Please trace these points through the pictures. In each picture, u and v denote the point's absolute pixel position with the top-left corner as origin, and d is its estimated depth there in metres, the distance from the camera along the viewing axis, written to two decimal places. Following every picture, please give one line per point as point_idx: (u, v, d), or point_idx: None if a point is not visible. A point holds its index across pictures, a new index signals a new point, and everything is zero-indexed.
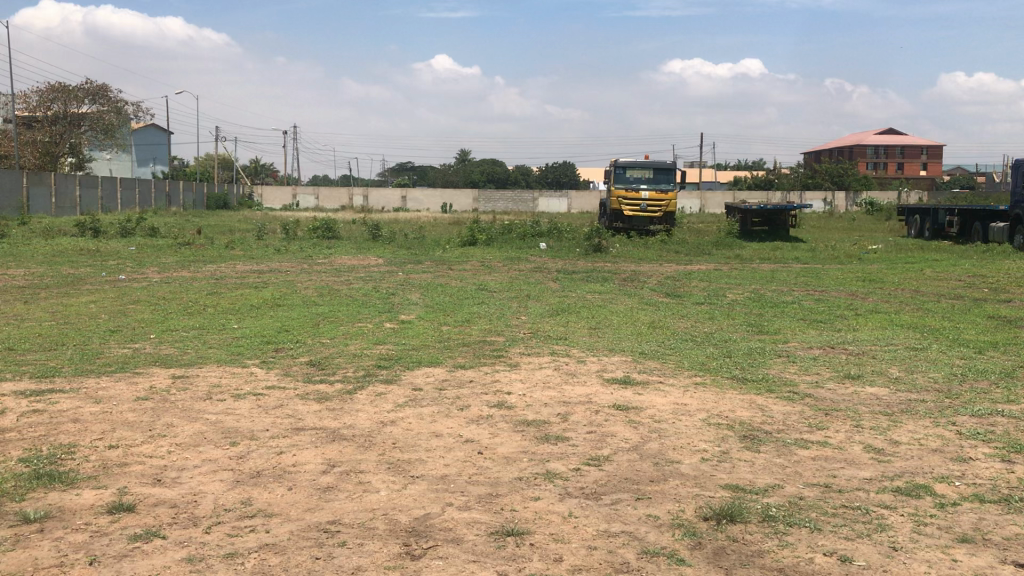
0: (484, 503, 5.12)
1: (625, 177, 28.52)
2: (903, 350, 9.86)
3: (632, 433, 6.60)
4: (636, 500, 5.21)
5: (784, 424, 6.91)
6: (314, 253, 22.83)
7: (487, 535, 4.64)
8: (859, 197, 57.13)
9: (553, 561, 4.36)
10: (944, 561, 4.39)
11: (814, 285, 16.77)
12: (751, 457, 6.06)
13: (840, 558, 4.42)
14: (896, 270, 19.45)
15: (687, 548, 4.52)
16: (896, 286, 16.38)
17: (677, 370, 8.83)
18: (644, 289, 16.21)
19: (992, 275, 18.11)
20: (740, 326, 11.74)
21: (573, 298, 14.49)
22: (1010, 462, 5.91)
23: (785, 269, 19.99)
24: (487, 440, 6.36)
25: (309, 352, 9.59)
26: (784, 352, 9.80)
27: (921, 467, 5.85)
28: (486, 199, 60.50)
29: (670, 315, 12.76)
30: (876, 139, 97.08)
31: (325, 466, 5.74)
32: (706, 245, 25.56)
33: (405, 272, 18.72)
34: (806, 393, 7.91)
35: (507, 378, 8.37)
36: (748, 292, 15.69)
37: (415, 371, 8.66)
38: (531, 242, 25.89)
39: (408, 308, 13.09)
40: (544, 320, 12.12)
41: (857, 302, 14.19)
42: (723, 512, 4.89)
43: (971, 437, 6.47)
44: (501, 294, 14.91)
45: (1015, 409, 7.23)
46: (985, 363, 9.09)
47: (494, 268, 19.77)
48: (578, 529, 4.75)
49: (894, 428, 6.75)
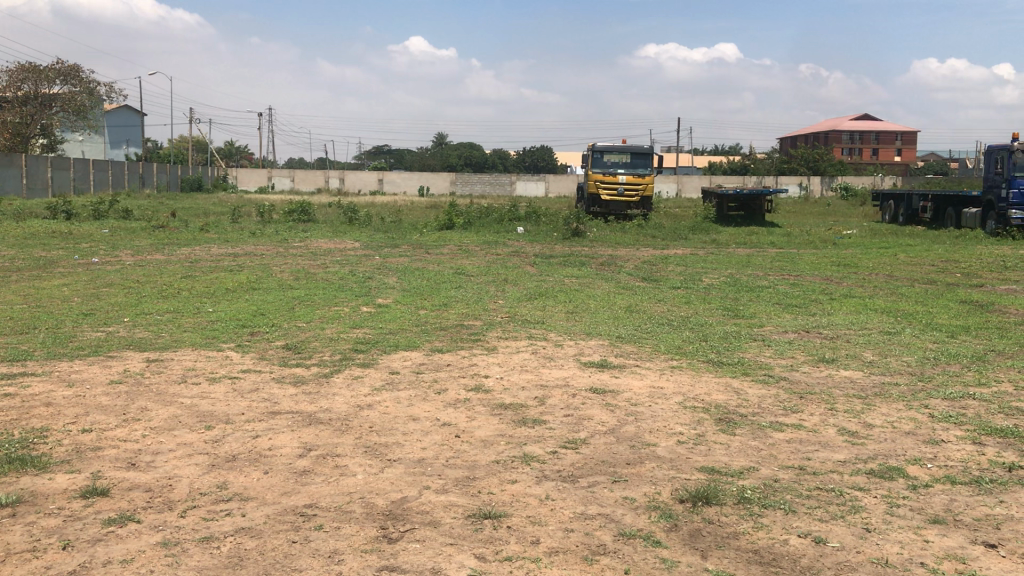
0: (461, 485, 5.12)
1: (602, 162, 28.47)
2: (877, 334, 9.95)
3: (609, 416, 6.62)
4: (612, 482, 5.24)
5: (759, 407, 6.97)
6: (288, 236, 22.71)
7: (464, 519, 4.63)
8: (835, 183, 57.48)
9: (530, 544, 4.37)
10: (916, 542, 4.44)
11: (789, 270, 16.78)
12: (726, 440, 6.09)
13: (814, 539, 4.46)
14: (869, 255, 19.60)
15: (663, 530, 4.55)
16: (871, 271, 16.54)
17: (653, 354, 8.86)
18: (620, 274, 16.19)
19: (965, 260, 18.32)
20: (716, 309, 11.85)
21: (549, 283, 14.48)
22: (981, 444, 5.99)
23: (761, 254, 20.10)
24: (464, 424, 6.36)
25: (285, 335, 9.57)
26: (759, 336, 9.84)
27: (895, 450, 5.92)
28: (464, 182, 60.54)
29: (647, 300, 12.76)
30: (851, 125, 97.82)
31: (302, 450, 5.72)
32: (683, 229, 25.67)
33: (382, 257, 18.56)
34: (781, 375, 7.99)
35: (485, 361, 8.39)
36: (724, 277, 15.71)
37: (391, 355, 8.62)
38: (509, 225, 25.85)
39: (385, 291, 13.06)
40: (521, 304, 12.09)
41: (830, 287, 14.27)
42: (698, 494, 4.92)
43: (943, 420, 6.54)
44: (479, 279, 14.87)
45: (987, 392, 7.33)
46: (957, 347, 9.20)
47: (471, 252, 19.84)
48: (556, 512, 4.76)
49: (868, 411, 6.81)
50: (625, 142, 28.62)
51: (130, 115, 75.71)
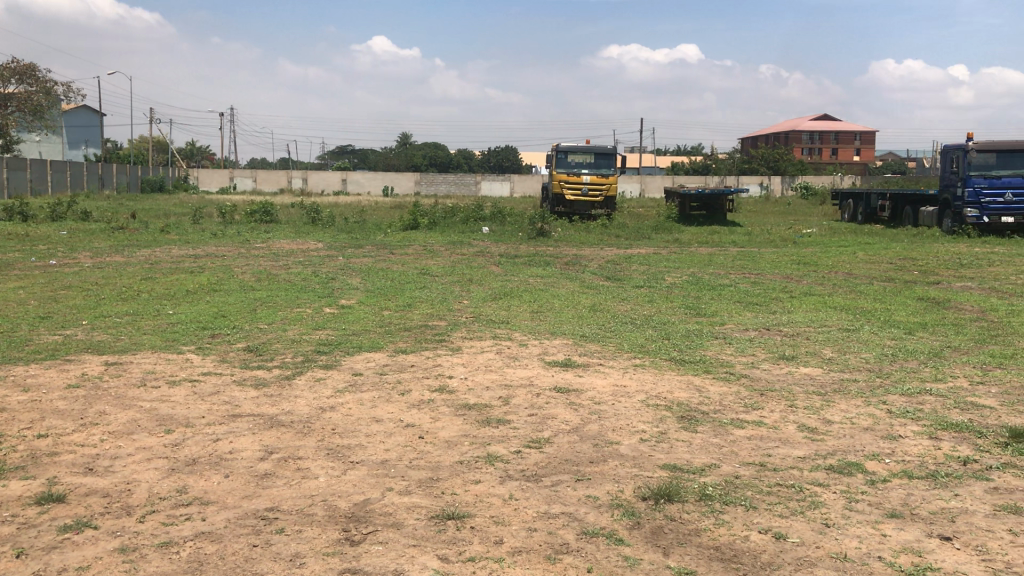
0: (424, 487, 5.11)
1: (566, 162, 28.53)
2: (837, 331, 10.08)
3: (573, 415, 6.64)
4: (576, 481, 5.25)
5: (721, 404, 7.03)
6: (251, 237, 22.51)
7: (427, 520, 4.63)
8: (795, 182, 58.13)
9: (493, 544, 4.37)
10: (874, 536, 4.51)
11: (751, 269, 16.94)
12: (688, 437, 6.14)
13: (774, 535, 4.51)
14: (829, 253, 19.82)
15: (626, 528, 4.58)
16: (830, 270, 16.74)
17: (616, 353, 8.90)
18: (584, 273, 16.23)
19: (922, 258, 18.62)
20: (678, 308, 11.93)
21: (514, 283, 14.47)
22: (937, 439, 6.10)
23: (723, 253, 20.24)
24: (428, 425, 6.34)
25: (246, 337, 9.48)
26: (721, 335, 9.93)
27: (853, 445, 6.00)
28: (428, 182, 60.39)
29: (611, 299, 12.81)
30: (812, 125, 98.99)
31: (263, 453, 5.67)
32: (646, 229, 25.79)
33: (345, 257, 18.44)
34: (742, 373, 8.06)
35: (449, 362, 8.37)
36: (687, 276, 15.82)
37: (354, 356, 8.57)
38: (473, 225, 25.81)
39: (348, 292, 12.99)
40: (485, 304, 12.07)
41: (790, 285, 14.41)
42: (660, 492, 4.96)
43: (901, 416, 6.65)
44: (443, 279, 14.82)
45: (942, 388, 7.47)
46: (914, 343, 9.34)
47: (436, 252, 19.76)
48: (519, 511, 4.77)
49: (827, 408, 6.90)
50: (588, 142, 28.70)
51: (88, 115, 74.56)
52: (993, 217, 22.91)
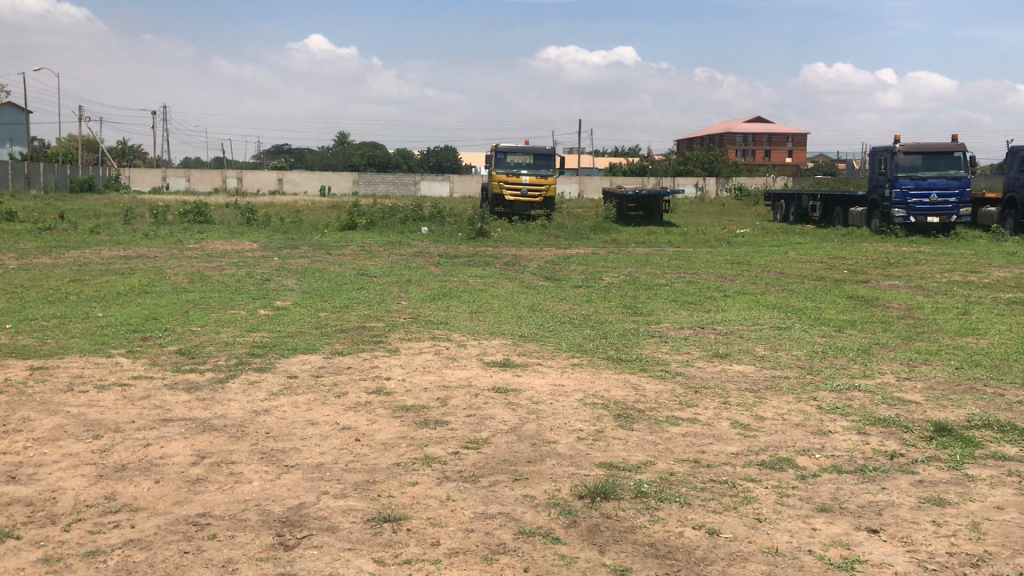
0: (360, 490, 5.07)
1: (505, 162, 28.55)
2: (769, 329, 10.28)
3: (511, 415, 6.65)
4: (513, 481, 5.26)
5: (656, 402, 7.11)
6: (184, 238, 22.10)
7: (362, 523, 4.59)
8: (730, 183, 59.09)
9: (429, 546, 4.35)
10: (805, 530, 4.60)
11: (686, 268, 17.17)
12: (625, 435, 6.19)
13: (708, 531, 4.58)
14: (763, 253, 20.17)
15: (562, 527, 4.60)
16: (763, 269, 17.05)
17: (554, 352, 8.94)
18: (523, 273, 16.27)
19: (851, 257, 19.07)
20: (616, 308, 12.03)
21: (453, 283, 14.44)
22: (865, 434, 6.25)
23: (660, 253, 20.46)
24: (365, 427, 6.29)
25: (179, 340, 9.29)
26: (657, 333, 10.04)
27: (784, 441, 6.12)
28: (367, 182, 59.96)
29: (549, 299, 12.87)
30: (745, 127, 100.74)
31: (195, 458, 5.56)
32: (585, 229, 25.95)
33: (281, 258, 18.18)
34: (677, 371, 8.16)
35: (386, 363, 8.31)
36: (624, 276, 15.97)
37: (290, 358, 8.46)
38: (412, 225, 25.68)
39: (284, 294, 12.82)
40: (424, 305, 12.02)
41: (725, 284, 14.64)
42: (597, 490, 4.99)
43: (831, 411, 6.80)
44: (381, 280, 14.71)
45: (870, 383, 7.66)
46: (843, 341, 9.57)
47: (374, 253, 19.60)
48: (456, 512, 4.76)
49: (760, 404, 7.02)
50: (527, 143, 28.77)
51: (14, 112, 72.36)
52: (920, 217, 23.57)
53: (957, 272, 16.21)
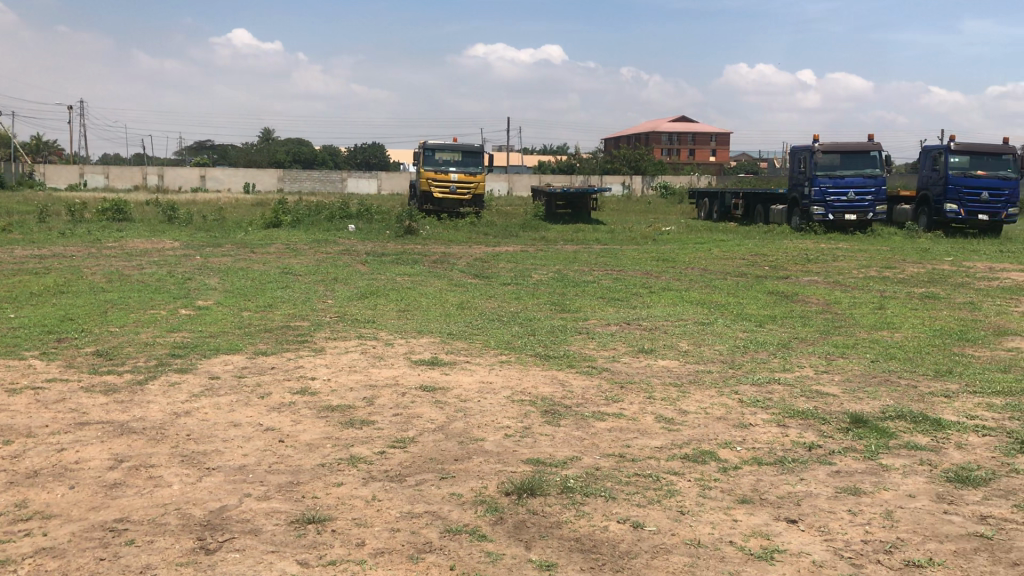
0: (284, 491, 5.00)
1: (434, 159, 28.43)
2: (693, 325, 10.46)
3: (438, 413, 6.64)
4: (439, 479, 5.25)
5: (583, 397, 7.18)
6: (102, 236, 21.49)
7: (286, 525, 4.52)
8: (655, 181, 59.91)
9: (354, 546, 4.32)
10: (726, 521, 4.70)
11: (613, 265, 17.35)
12: (551, 431, 6.23)
13: (632, 525, 4.64)
14: (687, 250, 20.49)
15: (488, 524, 4.61)
16: (688, 265, 17.33)
17: (482, 350, 8.95)
18: (452, 271, 16.25)
19: (772, 253, 19.50)
20: (544, 304, 12.10)
21: (380, 281, 14.34)
22: (784, 426, 6.40)
23: (587, 250, 20.64)
24: (289, 428, 6.20)
25: (96, 341, 9.03)
26: (584, 330, 10.14)
27: (707, 434, 6.23)
28: (292, 179, 59.18)
29: (477, 296, 12.89)
30: (671, 126, 102.23)
31: (112, 462, 5.42)
32: (513, 227, 26.03)
33: (203, 257, 17.81)
34: (604, 366, 8.25)
35: (312, 363, 8.22)
36: (551, 273, 16.07)
37: (212, 359, 8.30)
38: (339, 223, 25.42)
39: (207, 293, 12.57)
40: (350, 303, 11.90)
41: (650, 281, 14.85)
42: (523, 486, 5.02)
43: (752, 404, 6.95)
44: (307, 278, 14.53)
45: (790, 376, 7.86)
46: (765, 335, 9.78)
47: (299, 251, 19.35)
48: (381, 512, 4.73)
49: (684, 398, 7.14)
50: (455, 140, 28.69)
51: None
52: (838, 215, 24.24)
53: (873, 268, 16.72)
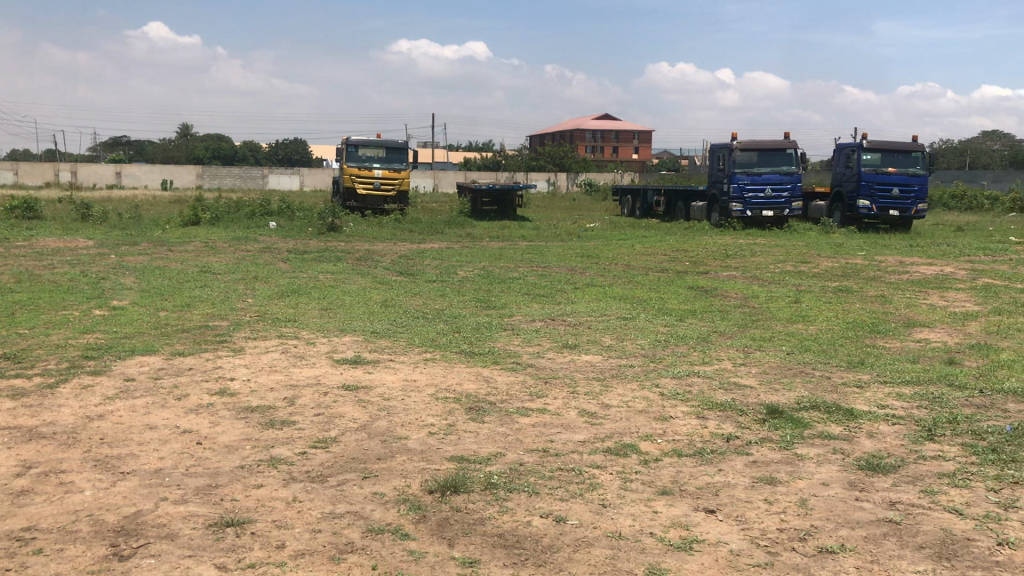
0: (202, 494, 4.91)
1: (357, 155, 28.15)
2: (616, 320, 10.59)
3: (361, 413, 6.58)
4: (362, 479, 5.21)
5: (507, 393, 7.20)
6: (11, 235, 20.72)
7: (203, 529, 4.44)
8: (580, 178, 60.38)
9: (275, 548, 4.26)
10: (647, 513, 4.77)
11: (538, 262, 17.44)
12: (475, 428, 6.24)
13: (555, 519, 4.67)
14: (611, 246, 20.71)
15: (411, 523, 4.59)
16: (612, 261, 17.52)
17: (406, 348, 8.91)
18: (376, 268, 16.13)
19: (693, 249, 19.84)
20: (469, 301, 12.09)
21: (302, 280, 14.16)
22: (704, 418, 6.53)
23: (512, 247, 20.69)
24: (207, 430, 6.08)
25: (3, 344, 8.71)
26: (509, 326, 10.17)
27: (629, 427, 6.31)
28: (212, 175, 57.96)
29: (402, 294, 12.82)
30: (595, 124, 103.16)
31: (20, 469, 5.23)
32: (438, 224, 25.95)
33: (118, 256, 17.30)
34: (528, 362, 8.30)
35: (231, 363, 8.07)
36: (477, 270, 16.07)
37: (127, 361, 8.08)
38: (260, 220, 25.00)
39: (122, 293, 12.23)
40: (271, 302, 11.72)
41: (574, 277, 14.97)
42: (446, 484, 5.01)
43: (672, 397, 7.07)
44: (227, 277, 14.25)
45: (709, 369, 8.02)
46: (686, 329, 9.96)
47: (219, 249, 18.96)
48: (302, 513, 4.68)
49: (607, 393, 7.23)
50: (379, 136, 28.46)
51: None
52: (756, 211, 24.78)
53: (789, 262, 17.15)
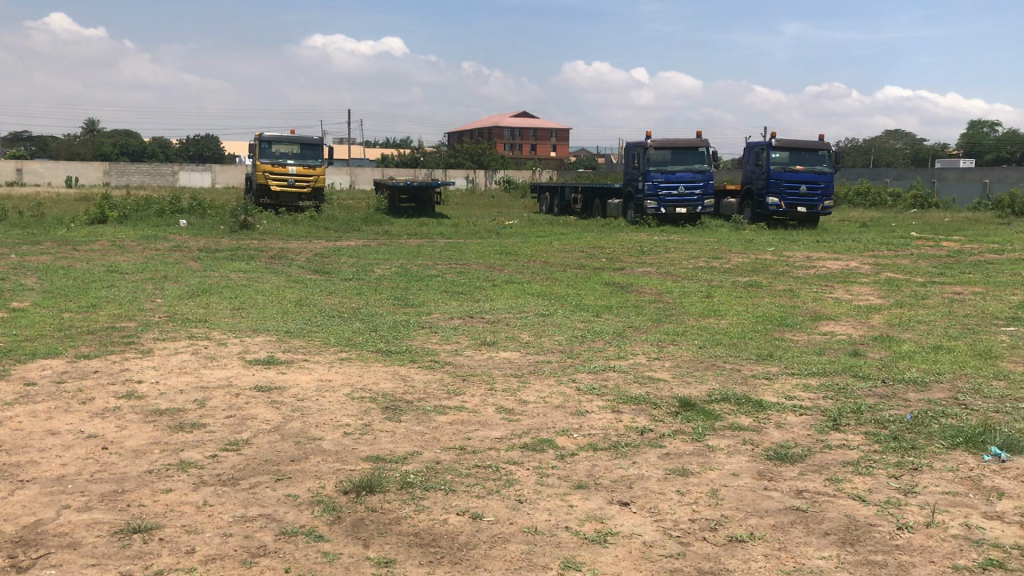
0: (107, 501, 4.76)
1: (270, 152, 27.64)
2: (534, 316, 10.64)
3: (274, 414, 6.47)
4: (275, 481, 5.12)
5: (424, 391, 7.17)
6: None
7: (108, 536, 4.31)
8: (498, 176, 60.48)
9: (183, 554, 4.16)
10: (562, 508, 4.81)
11: (456, 259, 17.41)
12: (391, 427, 6.19)
13: (471, 516, 4.67)
14: (529, 243, 20.80)
15: (325, 524, 4.53)
16: (529, 258, 17.61)
17: (321, 347, 8.79)
18: (291, 267, 15.87)
19: (609, 246, 20.08)
20: (386, 299, 12.00)
21: (214, 279, 13.84)
22: (619, 412, 6.61)
23: (430, 244, 20.59)
24: (113, 434, 5.90)
25: None
26: (427, 324, 10.13)
27: (545, 423, 6.35)
28: (119, 172, 56.21)
29: (317, 292, 12.65)
30: (513, 121, 103.48)
31: None
32: (355, 221, 25.68)
33: (18, 256, 16.63)
34: (445, 360, 8.28)
35: (139, 365, 7.84)
36: (395, 268, 15.95)
37: (27, 364, 7.78)
38: (170, 218, 24.36)
39: (22, 294, 11.76)
40: (182, 302, 11.43)
41: (493, 274, 15.00)
42: (362, 484, 4.97)
43: (588, 392, 7.14)
44: (135, 276, 13.85)
45: (624, 364, 8.13)
46: (602, 325, 10.07)
47: (126, 248, 18.40)
48: (212, 517, 4.57)
49: (524, 389, 7.26)
50: (293, 132, 28.02)
51: None
52: (670, 208, 25.18)
53: (702, 258, 17.50)
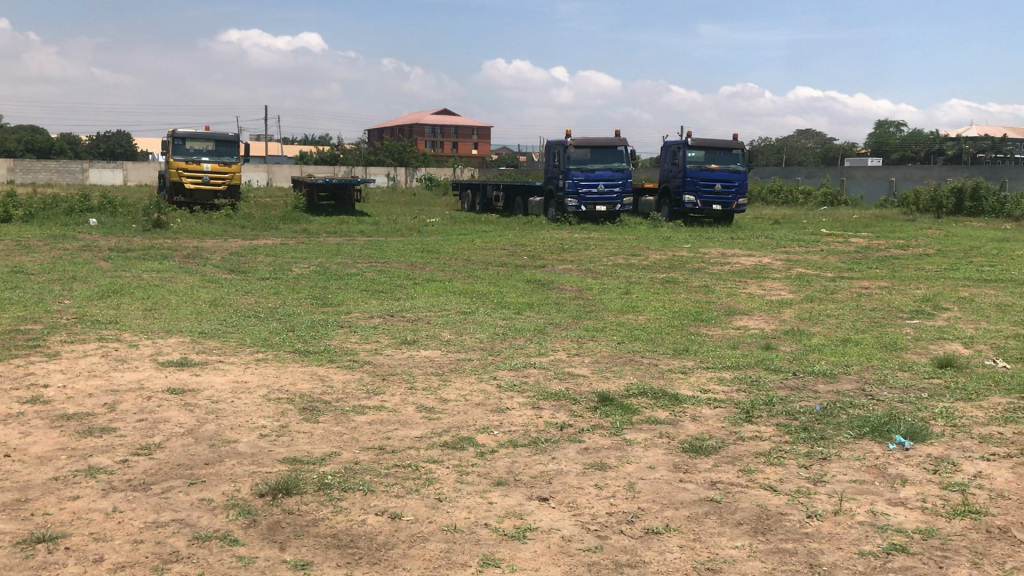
0: (10, 510, 4.59)
1: (185, 149, 26.96)
2: (455, 314, 10.63)
3: (187, 417, 6.32)
4: (188, 485, 5.01)
5: (343, 392, 7.11)
6: None
7: (10, 547, 4.16)
8: (419, 174, 60.18)
9: (91, 563, 4.04)
10: (481, 505, 4.82)
11: (376, 258, 17.26)
12: (309, 428, 6.12)
13: (390, 516, 4.65)
14: (451, 241, 20.75)
15: (241, 528, 4.46)
16: (451, 256, 17.56)
17: (238, 348, 8.62)
18: (205, 266, 15.50)
19: (530, 243, 20.18)
20: (305, 299, 11.83)
21: (125, 279, 13.44)
22: (539, 408, 6.65)
23: (350, 242, 20.36)
24: (16, 441, 5.69)
25: None
26: (347, 323, 10.03)
27: (465, 421, 6.34)
28: (25, 169, 54.12)
29: (233, 292, 12.40)
30: (434, 119, 103.10)
31: None
32: (273, 219, 25.25)
33: None
34: (365, 359, 8.21)
35: (44, 369, 7.57)
36: (313, 266, 15.73)
37: None
38: (79, 217, 23.59)
39: None
40: (91, 303, 11.08)
41: (414, 272, 14.92)
42: (278, 486, 4.90)
43: (508, 389, 7.16)
44: (41, 277, 13.37)
45: (544, 360, 8.19)
46: (522, 322, 10.12)
47: (31, 248, 17.72)
48: (122, 524, 4.45)
49: (444, 387, 7.24)
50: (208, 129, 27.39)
51: None
52: (590, 206, 25.41)
53: (621, 255, 17.72)
